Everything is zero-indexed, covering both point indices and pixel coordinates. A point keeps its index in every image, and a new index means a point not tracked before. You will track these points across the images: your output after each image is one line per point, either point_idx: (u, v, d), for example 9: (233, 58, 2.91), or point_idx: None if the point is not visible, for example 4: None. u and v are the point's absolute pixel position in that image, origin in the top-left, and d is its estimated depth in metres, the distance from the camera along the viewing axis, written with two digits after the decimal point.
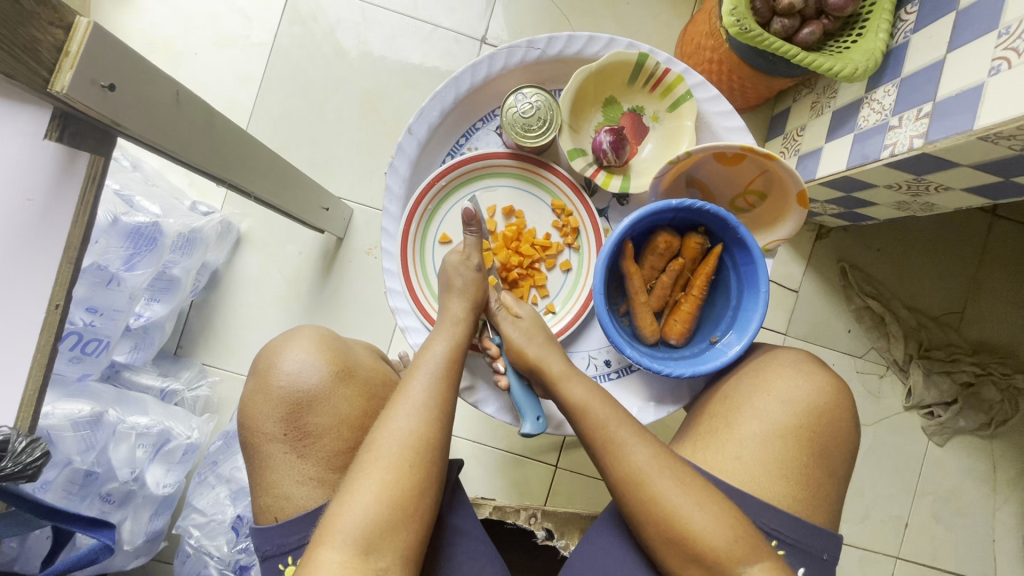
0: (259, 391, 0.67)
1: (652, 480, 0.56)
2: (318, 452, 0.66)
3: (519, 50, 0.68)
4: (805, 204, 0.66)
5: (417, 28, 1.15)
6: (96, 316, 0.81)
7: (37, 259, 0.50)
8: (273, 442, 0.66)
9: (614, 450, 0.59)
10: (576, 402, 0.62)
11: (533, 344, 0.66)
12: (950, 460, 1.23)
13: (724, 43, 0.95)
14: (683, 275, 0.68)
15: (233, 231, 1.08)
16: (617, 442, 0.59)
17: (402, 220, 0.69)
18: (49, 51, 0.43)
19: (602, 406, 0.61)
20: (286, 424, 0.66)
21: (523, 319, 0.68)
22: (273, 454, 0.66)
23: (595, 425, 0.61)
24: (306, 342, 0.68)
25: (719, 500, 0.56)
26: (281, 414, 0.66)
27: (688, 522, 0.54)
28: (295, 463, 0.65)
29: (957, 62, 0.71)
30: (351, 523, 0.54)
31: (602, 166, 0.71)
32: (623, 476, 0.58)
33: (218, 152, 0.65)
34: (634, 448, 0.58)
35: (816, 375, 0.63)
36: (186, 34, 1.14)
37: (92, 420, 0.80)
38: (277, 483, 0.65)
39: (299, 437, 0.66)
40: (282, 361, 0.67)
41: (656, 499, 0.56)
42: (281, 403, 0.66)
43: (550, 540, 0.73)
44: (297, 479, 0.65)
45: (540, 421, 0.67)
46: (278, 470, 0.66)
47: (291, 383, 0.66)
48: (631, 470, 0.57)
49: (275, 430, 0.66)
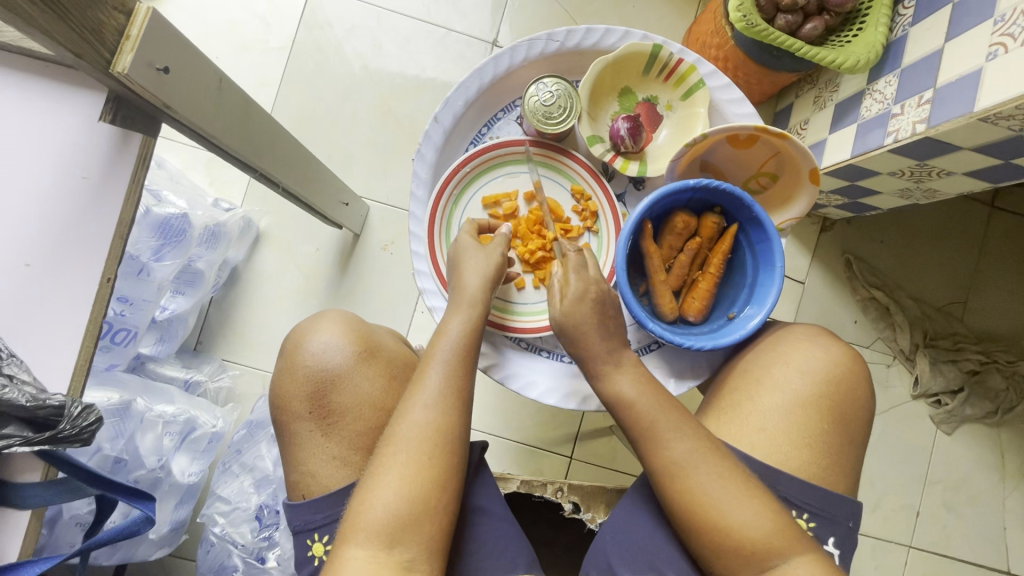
0: (286, 370, 0.69)
1: (690, 473, 0.58)
2: (341, 430, 0.67)
3: (539, 42, 0.72)
4: (817, 182, 0.68)
5: (431, 32, 1.19)
6: (126, 306, 0.84)
7: (92, 232, 0.52)
8: (300, 420, 0.68)
9: (654, 442, 0.60)
10: (616, 385, 0.63)
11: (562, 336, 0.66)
12: (958, 447, 1.25)
13: (729, 41, 0.98)
14: (700, 254, 0.71)
15: (253, 228, 1.10)
16: (656, 435, 0.60)
17: (429, 204, 0.72)
18: (112, 34, 0.46)
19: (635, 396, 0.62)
20: (311, 403, 0.68)
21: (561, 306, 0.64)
22: (299, 432, 0.67)
23: (639, 422, 0.61)
24: (333, 324, 0.70)
25: (757, 492, 0.57)
26: (307, 392, 0.68)
27: (723, 512, 0.56)
28: (320, 441, 0.67)
29: (956, 50, 0.74)
30: (375, 517, 0.56)
31: (620, 152, 0.74)
32: (660, 467, 0.59)
33: (253, 141, 0.68)
34: (672, 443, 0.59)
35: (833, 347, 0.65)
36: (207, 39, 1.18)
37: (121, 407, 0.83)
38: (304, 461, 0.67)
39: (324, 416, 0.67)
40: (308, 342, 0.69)
41: (691, 488, 0.58)
42: (307, 382, 0.68)
43: (577, 513, 0.74)
44: (322, 457, 0.67)
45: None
46: (305, 447, 0.67)
47: (318, 363, 0.68)
48: (667, 460, 0.59)
49: (302, 409, 0.68)
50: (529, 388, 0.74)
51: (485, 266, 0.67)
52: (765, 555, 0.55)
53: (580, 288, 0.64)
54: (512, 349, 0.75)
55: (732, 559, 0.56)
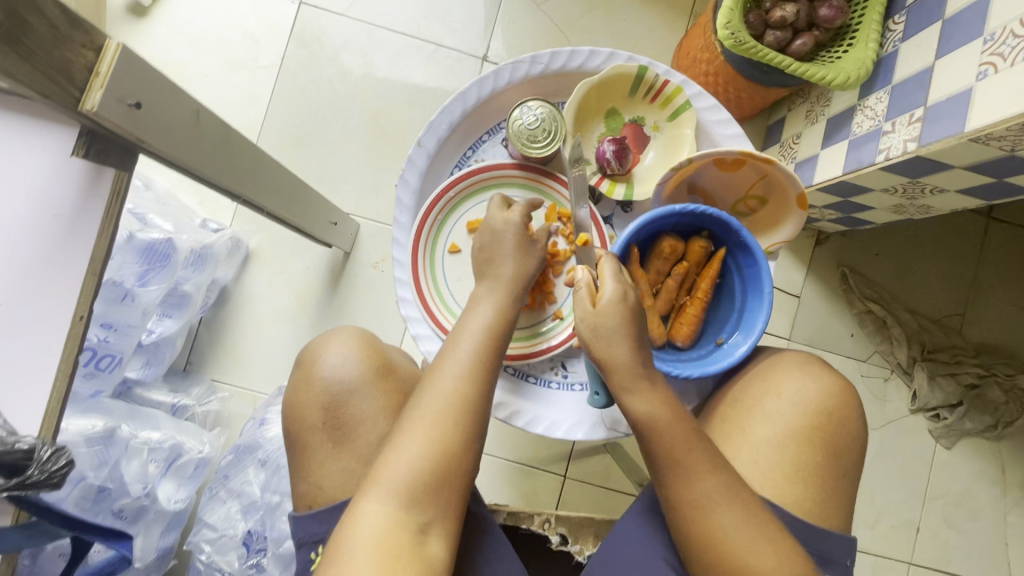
0: (301, 382, 0.68)
1: (718, 514, 0.55)
2: (354, 442, 0.65)
3: (523, 65, 0.71)
4: (804, 207, 0.67)
5: (421, 48, 1.19)
6: (110, 332, 0.83)
7: (64, 271, 0.51)
8: (312, 431, 0.66)
9: (684, 478, 0.56)
10: (642, 415, 0.57)
11: (601, 342, 0.57)
12: (958, 462, 1.23)
13: (718, 56, 0.98)
14: (688, 278, 0.69)
15: (242, 247, 1.10)
16: (684, 470, 0.56)
17: (412, 230, 0.71)
18: (81, 71, 0.45)
19: (670, 426, 0.56)
20: (325, 413, 0.66)
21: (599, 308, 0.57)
22: (310, 443, 0.66)
23: (665, 453, 0.56)
24: (349, 338, 0.69)
25: (779, 536, 0.55)
26: (321, 403, 0.66)
27: (752, 558, 0.54)
28: (331, 452, 0.65)
29: (946, 68, 0.74)
30: (397, 476, 0.55)
31: (606, 175, 0.73)
32: (688, 504, 0.56)
33: (235, 170, 0.68)
34: (702, 475, 0.56)
35: (822, 376, 0.64)
36: (196, 58, 1.17)
37: (106, 435, 0.82)
38: (314, 472, 0.65)
39: (337, 427, 0.66)
40: (323, 356, 0.68)
41: (719, 529, 0.55)
42: (321, 394, 0.66)
43: (564, 545, 0.72)
44: (332, 469, 0.65)
45: (597, 396, 0.65)
46: (316, 460, 0.65)
47: (333, 376, 0.67)
48: (697, 495, 0.55)
49: (314, 419, 0.66)
50: (515, 416, 0.73)
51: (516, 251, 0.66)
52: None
53: (619, 291, 0.58)
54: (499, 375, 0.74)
55: None
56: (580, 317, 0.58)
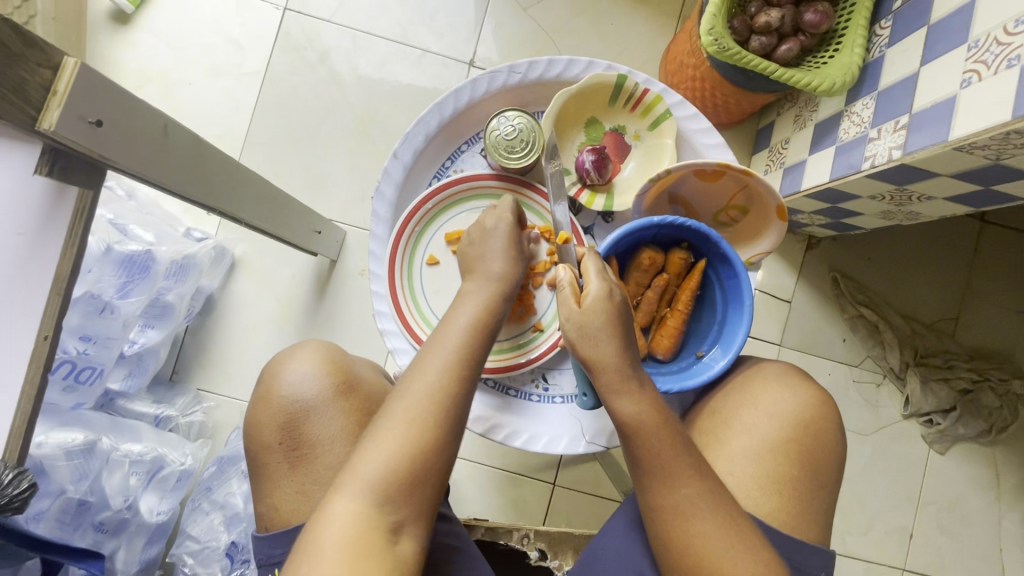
0: (260, 402, 0.67)
1: (696, 523, 0.53)
2: (311, 464, 0.65)
3: (501, 75, 0.70)
4: (784, 219, 0.66)
5: (407, 53, 1.18)
6: (90, 344, 0.81)
7: (25, 290, 0.50)
8: (270, 451, 0.66)
9: (661, 484, 0.54)
10: (629, 418, 0.55)
11: (586, 342, 0.56)
12: (951, 468, 1.22)
13: (705, 61, 0.96)
14: (669, 290, 0.68)
15: (227, 255, 1.09)
16: (668, 476, 0.54)
17: (389, 243, 0.70)
18: (37, 90, 0.44)
19: (657, 430, 0.55)
20: (282, 433, 0.66)
21: (587, 303, 0.57)
22: (269, 463, 0.66)
23: (650, 456, 0.55)
24: (311, 355, 0.69)
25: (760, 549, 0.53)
26: (279, 422, 0.66)
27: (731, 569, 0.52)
28: (287, 473, 0.65)
29: (931, 75, 0.72)
30: (372, 472, 0.53)
31: (586, 185, 0.72)
32: (666, 512, 0.54)
33: (209, 183, 0.67)
34: (686, 481, 0.54)
35: (801, 388, 0.63)
36: (180, 65, 1.17)
37: (85, 448, 0.81)
38: (271, 493, 0.65)
39: (294, 447, 0.65)
40: (285, 372, 0.67)
41: (697, 539, 0.53)
42: (279, 413, 0.66)
43: (543, 561, 0.72)
44: (288, 492, 0.64)
45: (584, 399, 0.63)
46: (273, 480, 0.65)
47: (292, 394, 0.66)
48: (677, 502, 0.54)
49: (272, 440, 0.66)
50: (494, 430, 0.72)
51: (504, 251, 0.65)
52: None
53: (604, 289, 0.57)
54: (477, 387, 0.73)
55: None
56: (567, 316, 0.57)
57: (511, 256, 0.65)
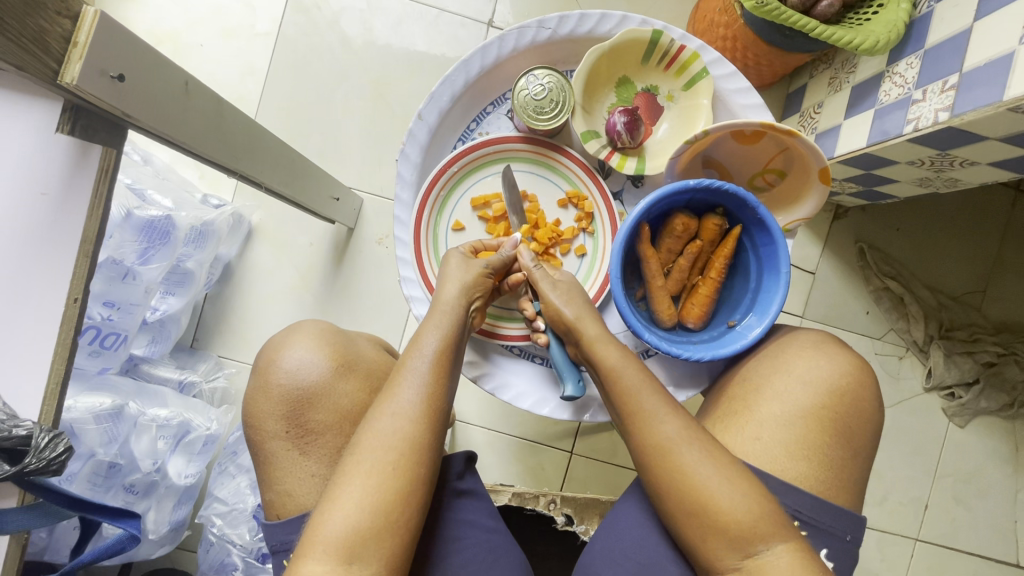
0: (259, 390, 0.66)
1: (683, 452, 0.55)
2: (320, 449, 0.64)
3: (530, 30, 0.67)
4: (827, 181, 0.64)
5: (423, 13, 1.13)
6: (114, 310, 0.82)
7: (56, 250, 0.51)
8: (276, 440, 0.65)
9: (643, 419, 0.57)
10: (611, 364, 0.60)
11: (571, 305, 0.64)
12: (971, 440, 1.21)
13: (738, 19, 0.92)
14: (701, 257, 0.67)
15: (245, 224, 1.08)
16: (646, 412, 0.57)
17: (415, 207, 0.69)
18: (57, 41, 0.43)
19: (636, 373, 0.59)
20: (287, 422, 0.65)
21: (561, 281, 0.66)
22: (276, 452, 0.65)
23: (627, 392, 0.59)
24: (306, 339, 0.67)
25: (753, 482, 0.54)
26: (282, 412, 0.65)
27: (714, 496, 0.53)
28: (298, 460, 0.64)
29: (986, 31, 0.68)
30: (334, 531, 0.52)
31: (616, 148, 0.69)
32: (652, 448, 0.56)
33: (230, 144, 0.65)
34: (665, 419, 0.56)
35: (837, 356, 0.62)
36: (191, 26, 1.13)
37: (114, 412, 0.82)
38: (281, 479, 0.64)
39: (301, 434, 0.64)
40: (282, 359, 0.66)
41: (682, 472, 0.54)
42: (282, 401, 0.65)
43: (570, 525, 0.77)
44: (300, 476, 0.64)
45: (581, 384, 0.65)
46: (282, 467, 0.64)
47: (292, 380, 0.65)
48: (659, 440, 0.56)
49: (277, 428, 0.65)
50: (522, 398, 0.71)
51: (466, 271, 0.63)
52: (758, 544, 0.52)
53: None
54: (501, 355, 0.72)
55: (722, 544, 0.53)
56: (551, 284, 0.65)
57: (467, 286, 0.62)
